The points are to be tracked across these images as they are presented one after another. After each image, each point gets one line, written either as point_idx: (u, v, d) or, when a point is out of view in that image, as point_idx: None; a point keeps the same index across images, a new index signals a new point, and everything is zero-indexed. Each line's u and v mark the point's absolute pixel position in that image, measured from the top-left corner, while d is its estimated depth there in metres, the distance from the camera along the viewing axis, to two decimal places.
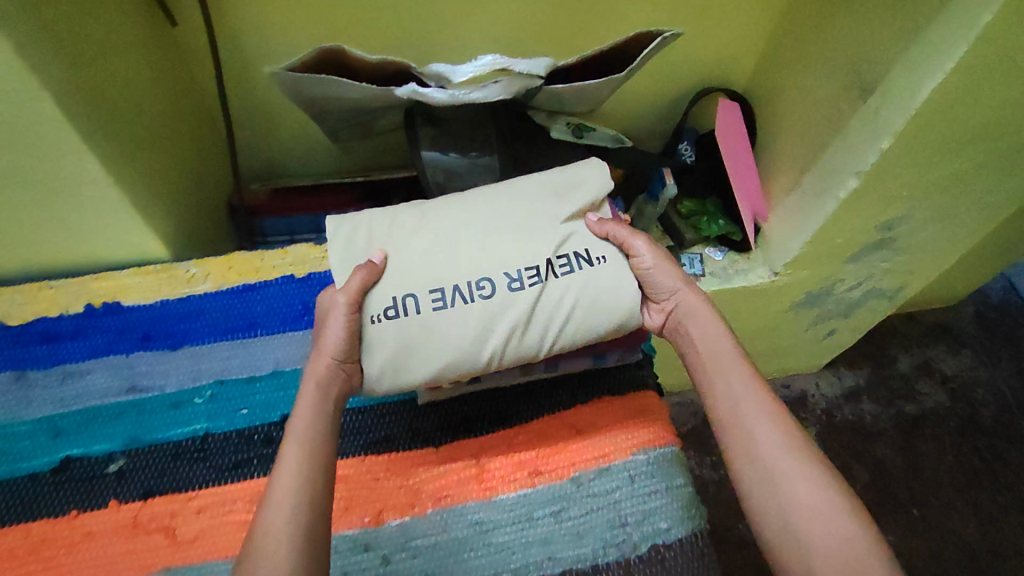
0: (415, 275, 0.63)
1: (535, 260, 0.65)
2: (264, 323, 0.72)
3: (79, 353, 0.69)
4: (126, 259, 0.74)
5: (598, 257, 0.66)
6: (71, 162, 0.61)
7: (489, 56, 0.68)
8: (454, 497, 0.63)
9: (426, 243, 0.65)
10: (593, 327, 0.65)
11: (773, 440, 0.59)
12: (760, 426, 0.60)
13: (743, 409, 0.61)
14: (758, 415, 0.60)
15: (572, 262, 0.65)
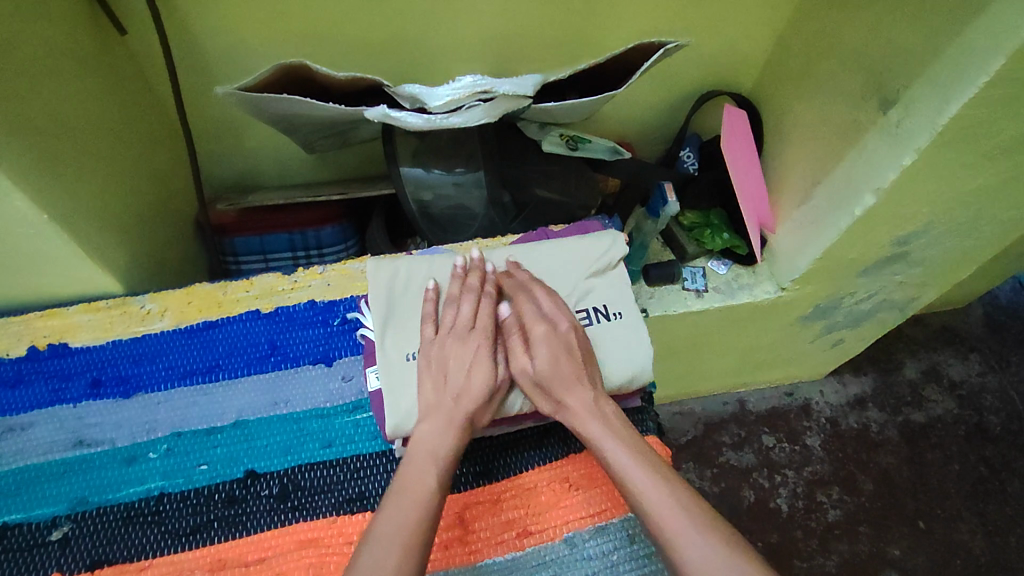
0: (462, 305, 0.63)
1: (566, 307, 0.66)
2: (227, 365, 0.66)
3: (22, 403, 0.63)
4: (74, 293, 0.69)
5: (615, 312, 0.66)
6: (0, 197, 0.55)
7: (471, 75, 0.61)
8: (435, 563, 0.56)
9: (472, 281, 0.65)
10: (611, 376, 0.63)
11: (708, 558, 0.50)
12: (690, 545, 0.51)
13: (666, 530, 0.52)
14: (685, 529, 0.52)
15: (590, 316, 0.66)
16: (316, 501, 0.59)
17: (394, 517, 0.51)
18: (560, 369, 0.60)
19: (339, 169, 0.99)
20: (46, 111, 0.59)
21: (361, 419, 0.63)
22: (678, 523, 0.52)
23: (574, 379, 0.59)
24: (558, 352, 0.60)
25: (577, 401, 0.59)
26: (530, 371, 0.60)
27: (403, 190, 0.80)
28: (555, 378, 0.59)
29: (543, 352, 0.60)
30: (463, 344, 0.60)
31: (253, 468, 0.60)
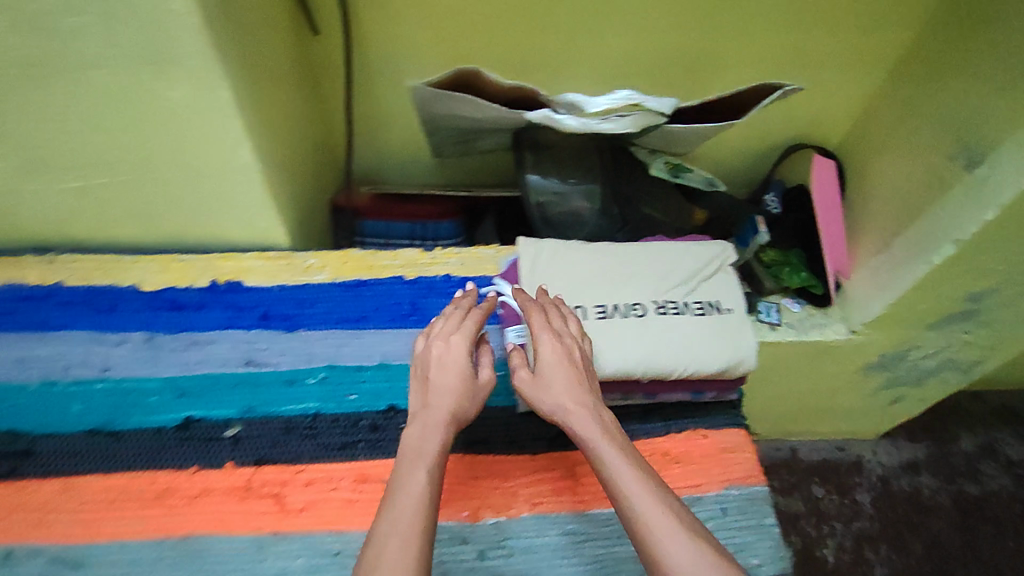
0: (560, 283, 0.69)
1: (676, 296, 0.69)
2: (374, 317, 0.75)
3: (203, 323, 0.73)
4: (250, 242, 0.80)
5: (726, 308, 0.68)
6: (229, 147, 0.67)
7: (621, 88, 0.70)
8: (548, 505, 0.64)
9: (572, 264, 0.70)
10: (718, 359, 0.65)
11: (689, 557, 0.48)
12: (671, 544, 0.49)
13: (652, 527, 0.50)
14: (669, 529, 0.50)
15: (703, 307, 0.68)
16: None
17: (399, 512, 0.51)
18: (558, 372, 0.60)
19: (459, 173, 1.11)
20: (268, 84, 0.72)
21: None
22: (662, 520, 0.50)
23: (576, 383, 0.59)
24: (561, 353, 0.60)
25: (578, 404, 0.58)
26: (540, 381, 0.60)
27: (527, 194, 0.90)
28: (555, 379, 0.59)
29: (547, 347, 0.60)
30: (449, 360, 0.62)
31: (395, 403, 0.69)
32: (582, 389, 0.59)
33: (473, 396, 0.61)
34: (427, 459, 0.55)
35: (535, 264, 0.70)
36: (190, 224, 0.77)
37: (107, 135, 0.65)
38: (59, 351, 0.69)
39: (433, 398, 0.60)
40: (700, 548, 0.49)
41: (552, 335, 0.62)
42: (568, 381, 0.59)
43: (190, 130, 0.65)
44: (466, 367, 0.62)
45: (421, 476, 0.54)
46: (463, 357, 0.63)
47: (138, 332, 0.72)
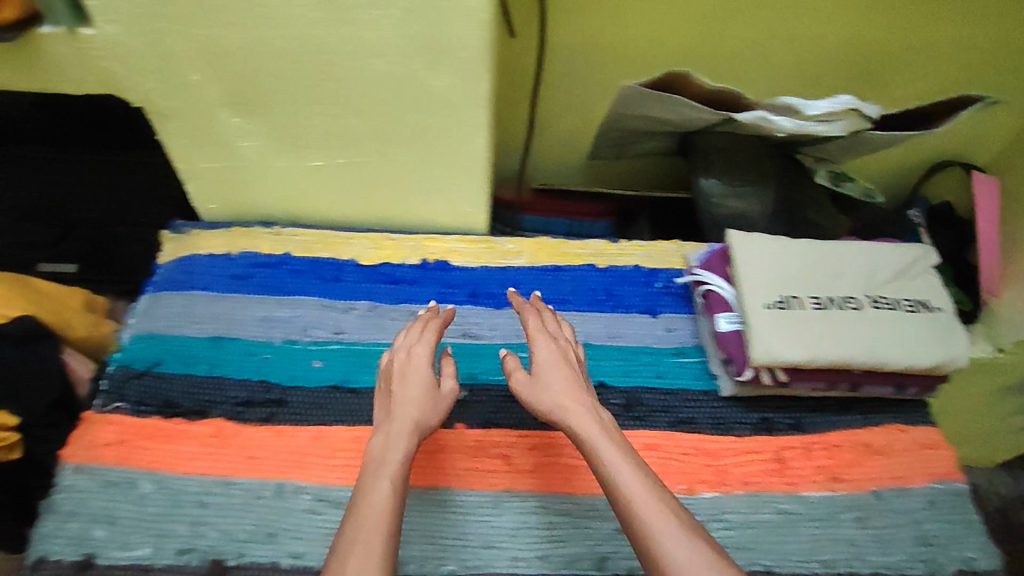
0: (776, 272, 0.69)
1: (886, 292, 0.70)
2: (574, 299, 0.79)
3: (420, 296, 0.79)
4: (452, 225, 0.85)
5: (935, 306, 0.70)
6: (467, 135, 0.72)
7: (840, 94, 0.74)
8: (761, 484, 0.66)
9: (784, 255, 0.71)
10: (933, 354, 0.66)
11: (687, 556, 0.50)
12: (672, 539, 0.51)
13: (653, 527, 0.52)
14: (669, 528, 0.51)
15: (913, 305, 0.69)
16: (655, 417, 0.70)
17: (373, 509, 0.52)
18: (556, 375, 0.64)
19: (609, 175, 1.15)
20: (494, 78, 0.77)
21: (686, 363, 0.75)
22: (665, 518, 0.52)
23: (576, 383, 0.64)
24: (559, 353, 0.67)
25: (578, 404, 0.62)
26: (538, 381, 0.64)
27: (702, 196, 0.94)
28: (558, 376, 0.64)
29: (549, 349, 0.67)
30: (412, 371, 0.64)
31: (604, 381, 0.72)
32: (583, 392, 0.63)
33: (433, 408, 0.62)
34: (388, 472, 0.56)
35: (743, 254, 0.70)
36: (403, 206, 0.82)
37: (363, 119, 0.71)
38: (296, 314, 0.76)
39: (398, 410, 0.61)
40: (699, 546, 0.50)
41: (555, 339, 0.68)
42: (566, 383, 0.63)
43: (439, 117, 0.70)
44: (429, 379, 0.64)
45: (383, 489, 0.54)
46: (425, 368, 0.65)
47: (364, 301, 0.78)
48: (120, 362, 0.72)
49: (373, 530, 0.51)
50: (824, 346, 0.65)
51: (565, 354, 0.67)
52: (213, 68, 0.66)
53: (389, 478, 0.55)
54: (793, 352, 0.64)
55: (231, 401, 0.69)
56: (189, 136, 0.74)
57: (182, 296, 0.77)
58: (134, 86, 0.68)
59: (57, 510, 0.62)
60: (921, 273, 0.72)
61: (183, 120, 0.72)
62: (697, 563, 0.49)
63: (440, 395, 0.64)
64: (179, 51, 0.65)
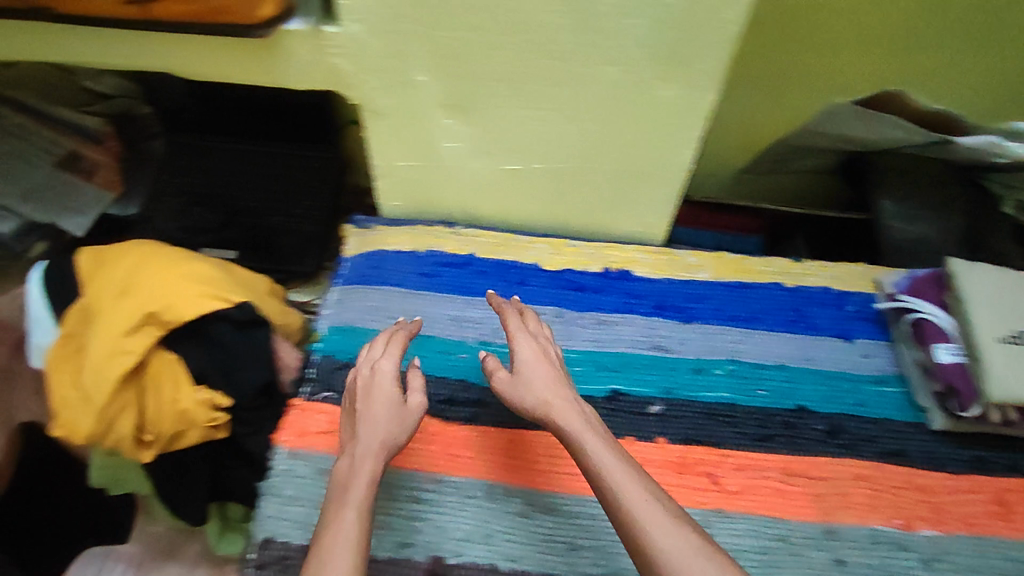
0: (1008, 306, 0.66)
1: None
2: (764, 318, 0.77)
3: (605, 305, 0.78)
4: (630, 235, 0.83)
5: None
6: (677, 148, 0.71)
7: None
8: (983, 527, 0.64)
9: (1012, 288, 0.67)
10: None
11: (679, 547, 0.48)
12: (668, 540, 0.48)
13: (641, 518, 0.49)
14: (658, 518, 0.49)
15: None
16: (860, 446, 0.68)
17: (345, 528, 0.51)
18: (538, 371, 0.61)
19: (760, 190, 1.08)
20: None
21: (887, 391, 0.72)
22: (655, 514, 0.50)
23: (557, 382, 0.61)
24: (539, 352, 0.63)
25: (560, 399, 0.59)
26: (520, 379, 0.61)
27: (882, 218, 0.90)
28: (538, 378, 0.61)
29: (526, 347, 0.63)
30: (377, 383, 0.61)
31: (803, 405, 0.71)
32: (563, 393, 0.60)
33: (400, 419, 0.60)
34: (353, 496, 0.54)
35: (965, 283, 0.67)
36: (585, 213, 0.81)
37: (576, 125, 0.70)
38: (486, 315, 0.77)
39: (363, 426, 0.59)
40: (689, 538, 0.48)
41: (528, 340, 0.64)
42: (546, 381, 0.61)
43: (654, 128, 0.69)
44: (395, 392, 0.61)
45: (349, 514, 0.52)
46: (392, 380, 0.61)
47: (550, 307, 0.78)
48: (324, 351, 0.74)
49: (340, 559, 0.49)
50: None
51: (545, 356, 0.63)
52: (440, 70, 0.66)
53: (355, 500, 0.53)
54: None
55: (434, 399, 0.70)
56: (396, 134, 0.75)
57: (374, 290, 0.79)
58: (358, 84, 0.69)
59: (280, 492, 0.65)
60: None
61: (395, 118, 0.73)
62: (687, 555, 0.47)
63: (409, 406, 0.61)
64: (413, 52, 0.65)
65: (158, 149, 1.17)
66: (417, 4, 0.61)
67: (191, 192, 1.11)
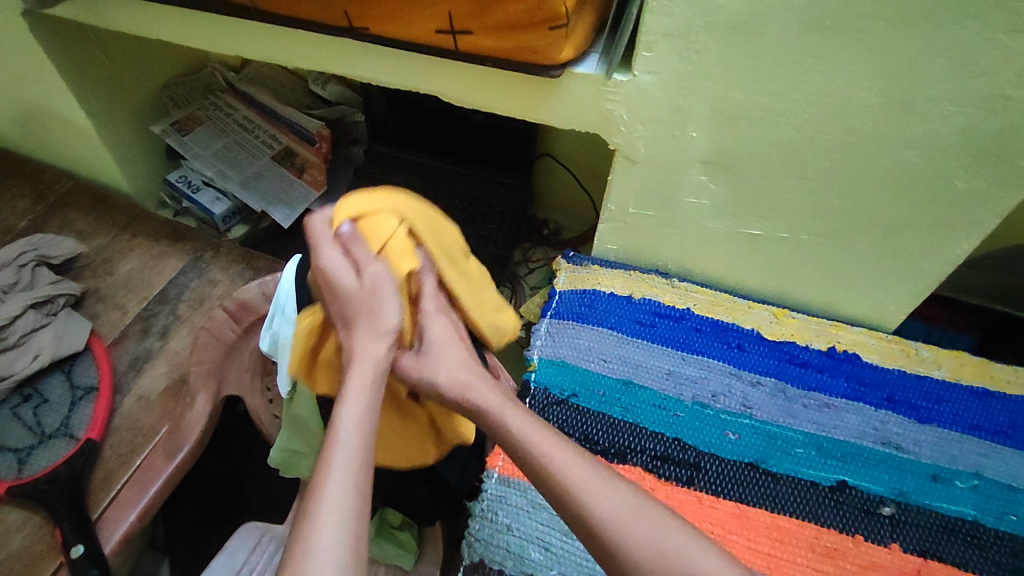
0: None
1: None
2: (1014, 435, 0.70)
3: (830, 387, 0.74)
4: (857, 316, 0.80)
5: None
6: (946, 241, 0.68)
7: None
8: None
9: None
10: None
11: (627, 507, 0.50)
12: (600, 494, 0.50)
13: (576, 476, 0.51)
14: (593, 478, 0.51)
15: None
16: None
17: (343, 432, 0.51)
18: (452, 347, 0.62)
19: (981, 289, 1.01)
20: None
21: None
22: (590, 476, 0.51)
23: (469, 359, 0.62)
24: (450, 329, 0.63)
25: (473, 374, 0.60)
26: (431, 350, 0.61)
27: None
28: (450, 355, 0.61)
29: (439, 325, 0.62)
30: (339, 285, 0.59)
31: None
32: (466, 369, 0.61)
33: (383, 301, 0.59)
34: (349, 394, 0.53)
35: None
36: (813, 288, 0.79)
37: (841, 200, 0.68)
38: (703, 375, 0.75)
39: (351, 316, 0.58)
40: (632, 497, 0.50)
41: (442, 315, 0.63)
42: (456, 352, 0.61)
43: (933, 216, 0.66)
44: (366, 292, 0.58)
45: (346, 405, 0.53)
46: (353, 278, 0.59)
47: (770, 378, 0.74)
48: (539, 382, 0.75)
49: (354, 477, 0.48)
50: None
51: (456, 334, 0.64)
52: (718, 128, 0.67)
53: (353, 390, 0.54)
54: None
55: (648, 453, 0.69)
56: (644, 183, 0.76)
57: (587, 328, 0.79)
58: (626, 131, 0.71)
59: (495, 518, 0.65)
60: None
61: (649, 168, 0.74)
62: (633, 510, 0.50)
63: (373, 281, 0.58)
64: (694, 109, 0.67)
65: (356, 154, 1.25)
66: (728, 66, 0.62)
67: None
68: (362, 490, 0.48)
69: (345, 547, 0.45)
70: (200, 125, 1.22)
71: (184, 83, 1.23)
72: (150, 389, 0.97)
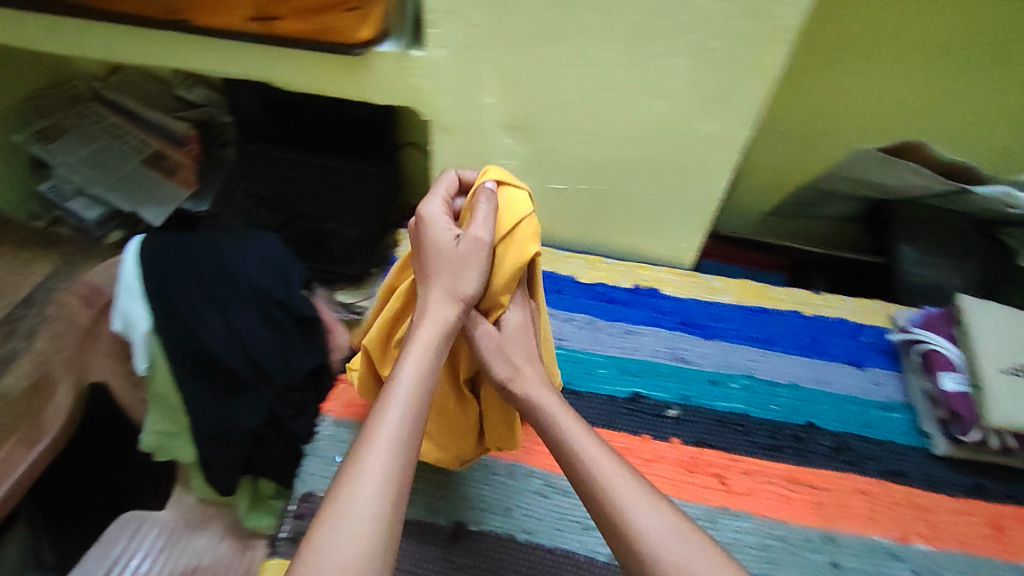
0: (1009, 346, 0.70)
1: None
2: (780, 341, 0.82)
3: (633, 317, 0.84)
4: (660, 257, 0.91)
5: None
6: (709, 179, 0.79)
7: None
8: (978, 546, 0.66)
9: (1013, 326, 0.71)
10: None
11: (660, 531, 0.51)
12: (643, 516, 0.52)
13: (618, 491, 0.54)
14: (639, 499, 0.53)
15: None
16: (863, 463, 0.72)
17: (407, 380, 0.56)
18: (518, 341, 0.65)
19: (792, 231, 1.15)
20: None
21: (893, 417, 0.76)
22: (633, 494, 0.54)
23: (534, 358, 0.65)
24: (522, 326, 0.66)
25: (529, 371, 0.63)
26: (498, 340, 0.64)
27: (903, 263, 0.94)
28: (516, 350, 0.64)
29: (515, 319, 0.66)
30: (440, 241, 0.63)
31: (813, 421, 0.75)
32: (529, 365, 0.64)
33: (469, 268, 0.62)
34: (415, 350, 0.58)
35: (977, 318, 0.72)
36: (620, 235, 0.90)
37: (618, 151, 0.79)
38: None
39: (437, 273, 0.62)
40: (666, 514, 0.52)
41: (519, 305, 0.67)
42: (523, 350, 0.65)
43: (692, 157, 0.77)
44: (462, 256, 0.62)
45: (410, 361, 0.58)
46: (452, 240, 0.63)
47: (581, 314, 0.84)
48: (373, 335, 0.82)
49: (405, 432, 0.53)
50: None
51: (528, 332, 0.67)
52: (507, 93, 0.77)
53: (417, 345, 0.59)
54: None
55: None
56: (459, 150, 0.84)
57: None
58: (433, 102, 0.80)
59: (323, 453, 0.71)
60: None
61: (459, 135, 0.83)
62: (662, 525, 0.51)
63: (470, 244, 0.61)
64: (483, 78, 0.76)
65: (229, 156, 1.28)
66: (500, 37, 0.71)
67: (257, 194, 1.22)
68: (408, 451, 0.53)
69: (381, 492, 0.50)
70: (66, 133, 1.24)
71: (48, 94, 1.24)
72: (14, 388, 0.98)
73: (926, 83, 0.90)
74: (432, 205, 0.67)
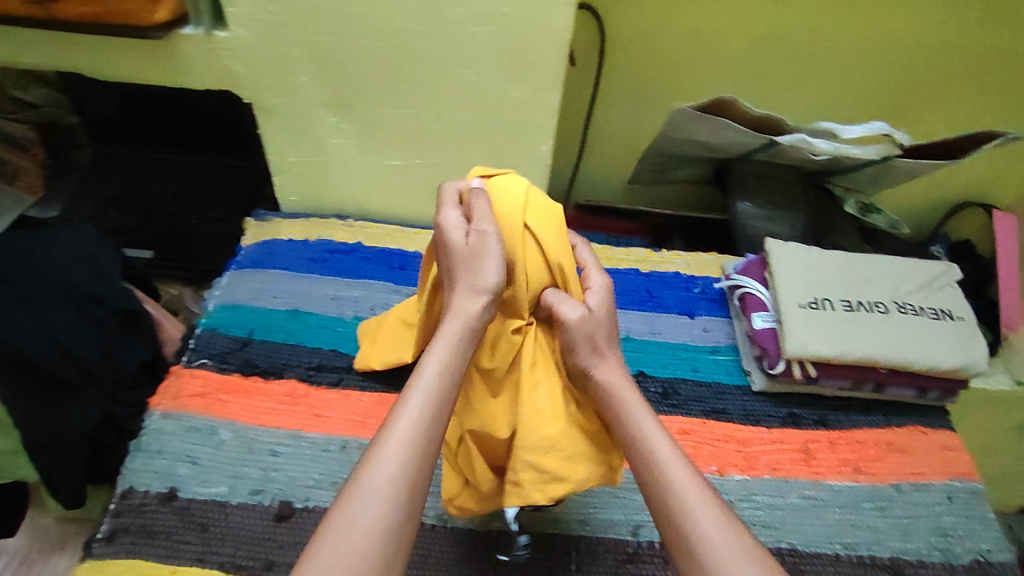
0: (805, 283, 0.76)
1: (883, 298, 0.77)
2: (618, 298, 0.84)
3: None
4: None
5: (941, 312, 0.77)
6: (534, 144, 0.82)
7: (880, 124, 0.84)
8: (787, 471, 0.70)
9: (808, 265, 0.78)
10: (949, 358, 0.73)
11: (725, 544, 0.46)
12: (706, 525, 0.47)
13: (684, 496, 0.49)
14: (705, 509, 0.48)
15: (920, 311, 0.76)
16: (688, 405, 0.75)
17: (427, 376, 0.51)
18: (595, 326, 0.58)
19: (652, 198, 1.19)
20: None
21: (720, 359, 0.80)
22: (698, 501, 0.48)
23: (609, 345, 0.58)
24: (604, 309, 0.59)
25: (608, 357, 0.57)
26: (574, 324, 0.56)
27: (739, 219, 0.98)
28: (596, 332, 0.57)
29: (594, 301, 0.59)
30: (452, 240, 0.56)
31: (644, 369, 0.77)
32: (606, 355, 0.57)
33: (486, 259, 0.55)
34: (438, 349, 0.53)
35: (778, 261, 0.78)
36: None
37: (441, 121, 0.80)
38: (365, 293, 0.84)
39: (457, 275, 0.55)
40: (726, 519, 0.48)
41: (598, 284, 0.61)
42: (600, 333, 0.58)
43: (511, 123, 0.80)
44: (481, 252, 0.55)
45: (432, 361, 0.52)
46: (468, 236, 0.56)
47: None
48: (207, 325, 0.80)
49: (422, 431, 0.48)
50: (853, 346, 0.72)
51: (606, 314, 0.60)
52: (320, 69, 0.76)
53: (445, 348, 0.53)
54: (821, 347, 0.71)
55: (304, 365, 0.76)
56: (287, 132, 0.83)
57: (259, 272, 0.85)
58: (250, 84, 0.78)
59: (146, 447, 0.69)
60: (940, 287, 0.79)
61: (284, 117, 0.82)
62: (722, 532, 0.47)
63: (482, 239, 0.55)
64: (294, 55, 0.75)
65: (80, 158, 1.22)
66: (299, 11, 0.71)
67: (110, 195, 1.16)
68: (425, 451, 0.48)
69: (390, 499, 0.45)
70: None
71: None
72: None
73: (744, 42, 0.94)
74: (445, 203, 0.59)
